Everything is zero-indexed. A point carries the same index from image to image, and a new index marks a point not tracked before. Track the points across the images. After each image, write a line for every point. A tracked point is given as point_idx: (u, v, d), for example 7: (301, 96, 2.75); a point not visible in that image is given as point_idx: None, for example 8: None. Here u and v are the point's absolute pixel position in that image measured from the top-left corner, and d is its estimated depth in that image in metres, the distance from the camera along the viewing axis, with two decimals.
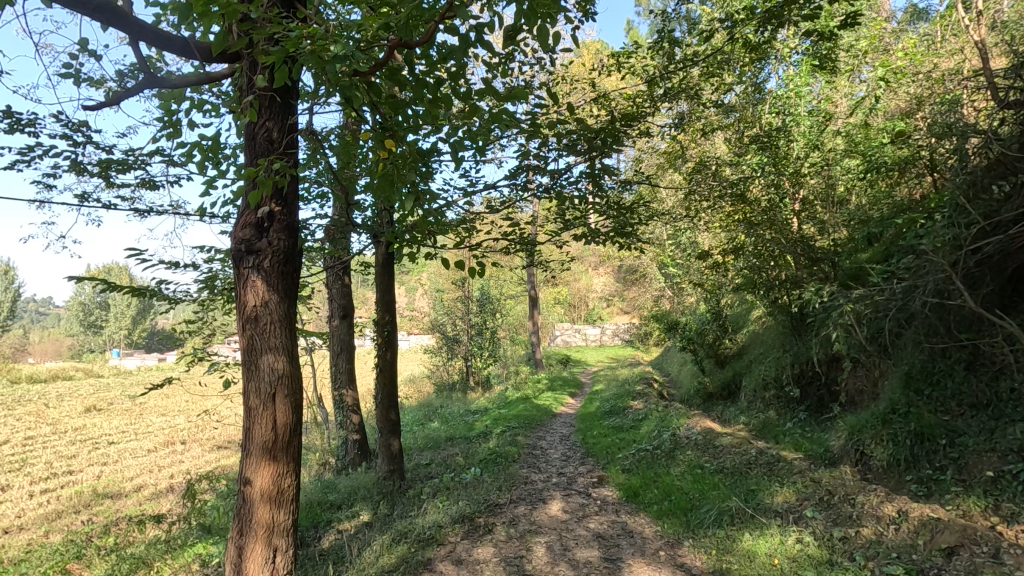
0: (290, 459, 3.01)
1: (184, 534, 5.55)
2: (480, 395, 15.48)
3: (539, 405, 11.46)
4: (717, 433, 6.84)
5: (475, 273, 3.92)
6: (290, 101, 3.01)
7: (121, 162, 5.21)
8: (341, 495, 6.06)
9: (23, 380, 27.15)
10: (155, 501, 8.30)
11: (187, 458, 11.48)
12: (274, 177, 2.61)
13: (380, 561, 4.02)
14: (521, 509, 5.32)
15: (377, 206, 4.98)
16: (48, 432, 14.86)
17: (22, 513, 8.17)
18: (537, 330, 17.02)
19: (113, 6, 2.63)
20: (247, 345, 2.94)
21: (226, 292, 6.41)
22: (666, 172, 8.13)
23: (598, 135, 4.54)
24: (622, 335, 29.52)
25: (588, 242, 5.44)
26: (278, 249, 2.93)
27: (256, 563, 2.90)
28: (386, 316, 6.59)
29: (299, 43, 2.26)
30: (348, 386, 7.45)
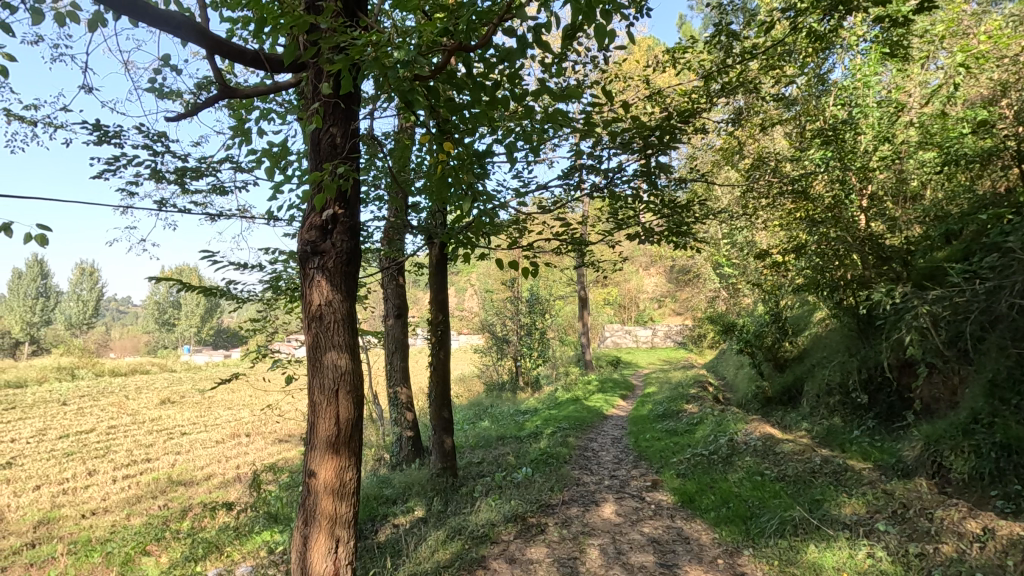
0: (351, 453, 3.11)
1: (251, 521, 5.85)
2: (529, 395, 15.50)
3: (589, 407, 11.36)
4: (779, 439, 6.57)
5: (528, 273, 3.94)
6: (352, 107, 3.11)
7: (195, 169, 5.57)
8: (396, 490, 6.21)
9: (107, 373, 29.38)
10: (224, 489, 8.79)
11: (252, 450, 12.07)
12: (339, 181, 2.69)
13: (435, 556, 4.08)
14: (573, 510, 5.30)
15: (432, 207, 5.07)
16: (128, 422, 16.01)
17: (107, 496, 8.83)
18: (587, 332, 16.88)
19: (193, 22, 2.83)
20: (312, 343, 3.07)
21: (289, 292, 6.72)
22: (722, 169, 7.89)
23: (654, 132, 4.46)
24: (675, 337, 28.86)
25: (642, 243, 5.33)
26: (341, 250, 3.04)
27: (320, 553, 3.02)
28: (439, 315, 6.70)
29: (363, 50, 2.33)
30: (402, 384, 7.62)
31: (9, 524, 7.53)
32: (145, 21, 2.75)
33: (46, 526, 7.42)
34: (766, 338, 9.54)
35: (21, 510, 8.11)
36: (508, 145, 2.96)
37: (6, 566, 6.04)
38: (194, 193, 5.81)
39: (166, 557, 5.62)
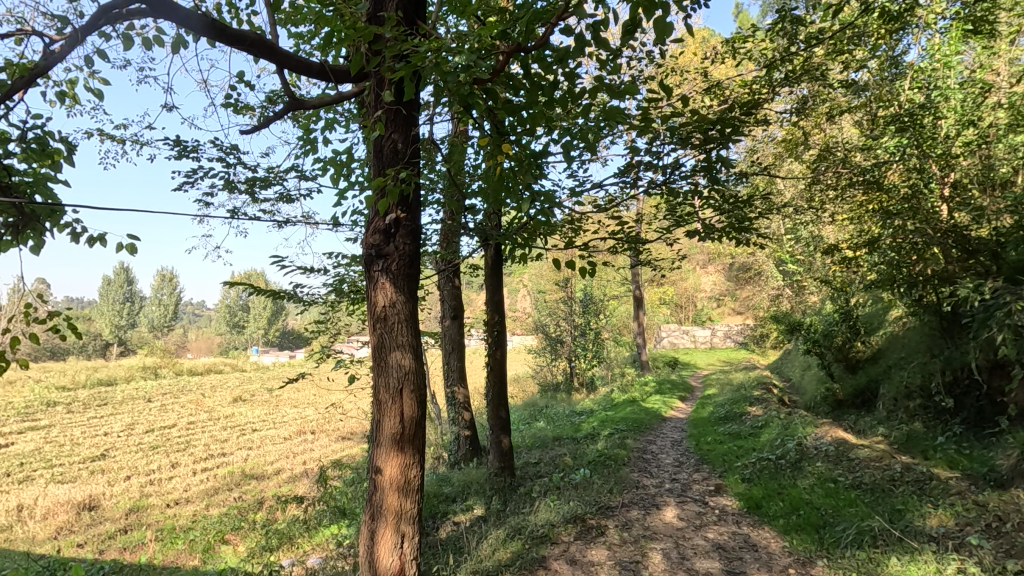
0: (415, 451, 3.19)
1: (320, 515, 6.09)
2: (584, 396, 15.34)
3: (647, 408, 11.14)
4: (853, 444, 6.22)
5: (585, 272, 3.92)
6: (413, 113, 3.20)
7: (263, 179, 5.89)
8: (456, 488, 6.29)
9: (185, 373, 31.49)
10: (293, 483, 9.21)
11: (317, 446, 12.60)
12: (401, 185, 2.76)
13: (496, 555, 4.10)
14: (634, 513, 5.22)
15: (487, 209, 5.12)
16: (205, 418, 17.05)
17: (189, 487, 9.45)
18: (643, 332, 16.53)
19: (265, 40, 2.99)
20: (377, 343, 3.17)
21: (351, 294, 6.98)
22: (784, 162, 7.56)
23: (715, 125, 4.31)
24: (735, 337, 27.83)
25: (703, 240, 5.12)
26: (404, 253, 3.12)
27: (387, 547, 3.11)
28: (495, 315, 6.76)
29: (425, 57, 2.39)
30: (459, 384, 7.72)
31: (105, 510, 8.19)
32: (222, 41, 2.94)
33: (136, 514, 8.02)
34: (836, 338, 9.04)
35: (114, 498, 8.80)
36: (564, 145, 2.94)
37: (103, 548, 6.57)
38: (263, 202, 6.14)
39: (242, 546, 5.94)
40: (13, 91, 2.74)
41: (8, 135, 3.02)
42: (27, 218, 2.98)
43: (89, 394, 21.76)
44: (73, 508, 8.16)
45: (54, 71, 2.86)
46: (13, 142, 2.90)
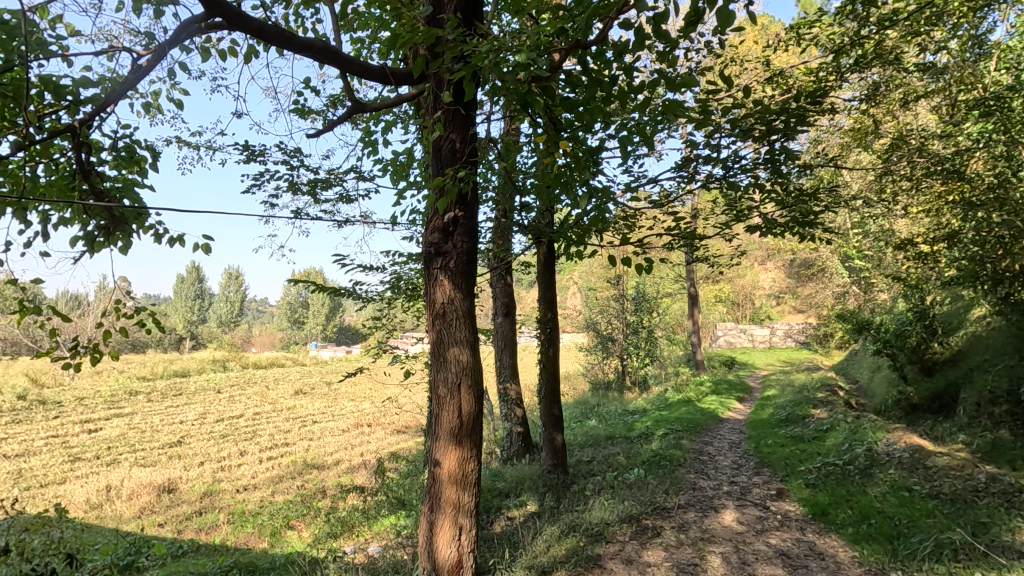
0: (473, 445, 3.24)
1: (378, 505, 6.29)
2: (637, 396, 15.09)
3: (702, 409, 10.85)
4: (930, 451, 5.84)
5: (642, 269, 3.86)
6: (472, 113, 3.26)
7: (324, 180, 6.14)
8: (509, 484, 6.34)
9: (250, 366, 33.21)
10: (351, 474, 9.54)
11: (373, 439, 13.00)
12: (459, 184, 2.81)
13: (551, 551, 4.07)
14: (691, 515, 5.11)
15: (540, 206, 5.12)
16: (269, 409, 17.93)
17: (256, 474, 9.97)
18: (698, 331, 16.07)
19: (331, 47, 3.11)
20: (436, 338, 3.26)
21: (407, 291, 7.17)
22: (852, 152, 7.16)
23: (778, 115, 4.12)
24: (796, 337, 26.60)
25: (764, 236, 4.89)
26: (462, 250, 3.19)
27: (445, 538, 3.18)
28: (548, 312, 6.76)
29: (484, 56, 2.42)
30: (512, 380, 7.78)
31: (182, 493, 8.77)
32: (291, 50, 3.08)
33: (209, 498, 8.54)
34: (909, 338, 8.52)
35: (190, 482, 9.41)
36: (622, 140, 2.91)
37: (182, 528, 7.03)
38: (325, 202, 6.40)
39: (307, 532, 6.22)
40: (106, 103, 2.98)
41: (101, 144, 3.28)
42: (116, 220, 3.23)
43: (167, 385, 23.35)
44: (155, 489, 8.78)
45: (141, 84, 3.09)
46: (106, 150, 3.15)
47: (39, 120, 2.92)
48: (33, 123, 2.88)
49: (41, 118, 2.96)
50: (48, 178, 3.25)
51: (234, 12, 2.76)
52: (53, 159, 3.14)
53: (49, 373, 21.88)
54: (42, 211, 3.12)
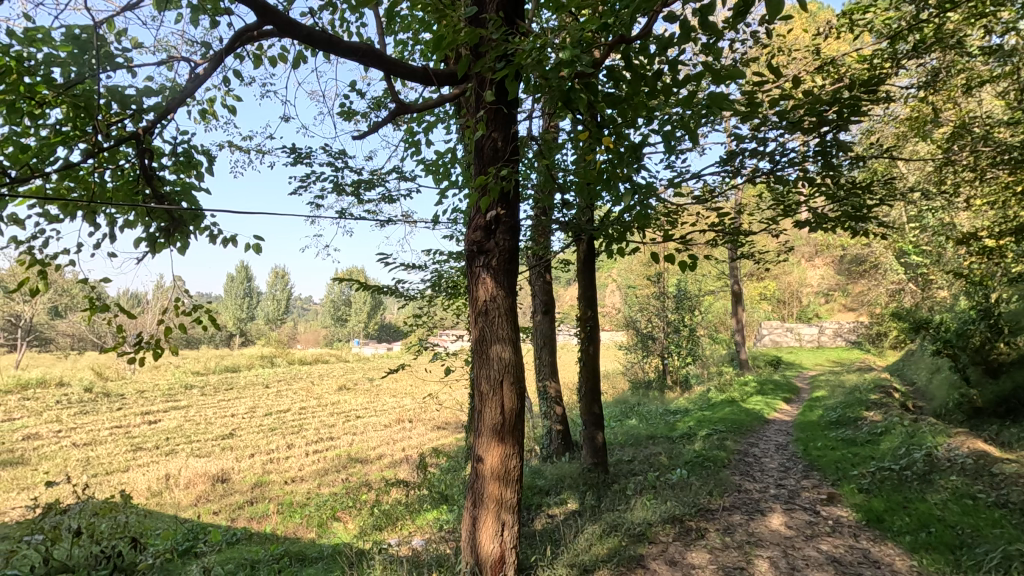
0: (515, 442, 3.26)
1: (420, 499, 6.40)
2: (678, 395, 14.82)
3: (747, 410, 10.56)
4: (997, 458, 5.52)
5: (686, 266, 3.79)
6: (513, 111, 3.28)
7: (367, 181, 6.28)
8: (549, 481, 6.34)
9: (296, 362, 34.31)
10: (394, 468, 9.74)
11: (415, 434, 13.23)
12: (502, 182, 2.84)
13: (593, 549, 4.04)
14: (737, 518, 4.99)
15: (580, 203, 5.08)
16: (315, 404, 18.49)
17: (303, 467, 10.30)
18: (742, 329, 15.64)
19: (376, 50, 3.18)
20: (478, 336, 3.30)
21: (447, 289, 7.27)
22: (909, 141, 6.82)
23: (830, 106, 3.95)
24: (846, 336, 25.54)
25: (813, 231, 4.71)
26: (504, 249, 3.22)
27: (488, 534, 3.21)
28: (588, 310, 6.72)
29: (527, 54, 2.43)
30: (551, 378, 7.76)
31: (234, 483, 9.15)
32: (337, 54, 3.17)
33: (260, 488, 8.88)
34: (972, 338, 8.05)
35: (242, 473, 9.81)
36: (666, 135, 2.85)
37: (235, 516, 7.33)
38: (368, 202, 6.55)
39: (352, 524, 6.38)
40: (167, 111, 3.16)
41: (162, 150, 3.46)
42: (175, 222, 3.41)
43: (219, 379, 24.41)
44: (209, 479, 9.19)
45: (198, 92, 3.25)
46: (166, 155, 3.33)
47: (108, 128, 3.12)
48: (102, 131, 3.07)
49: (109, 126, 3.15)
50: (114, 183, 3.45)
51: (284, 19, 2.86)
52: (119, 165, 3.34)
53: (113, 367, 23.21)
54: (109, 214, 3.32)
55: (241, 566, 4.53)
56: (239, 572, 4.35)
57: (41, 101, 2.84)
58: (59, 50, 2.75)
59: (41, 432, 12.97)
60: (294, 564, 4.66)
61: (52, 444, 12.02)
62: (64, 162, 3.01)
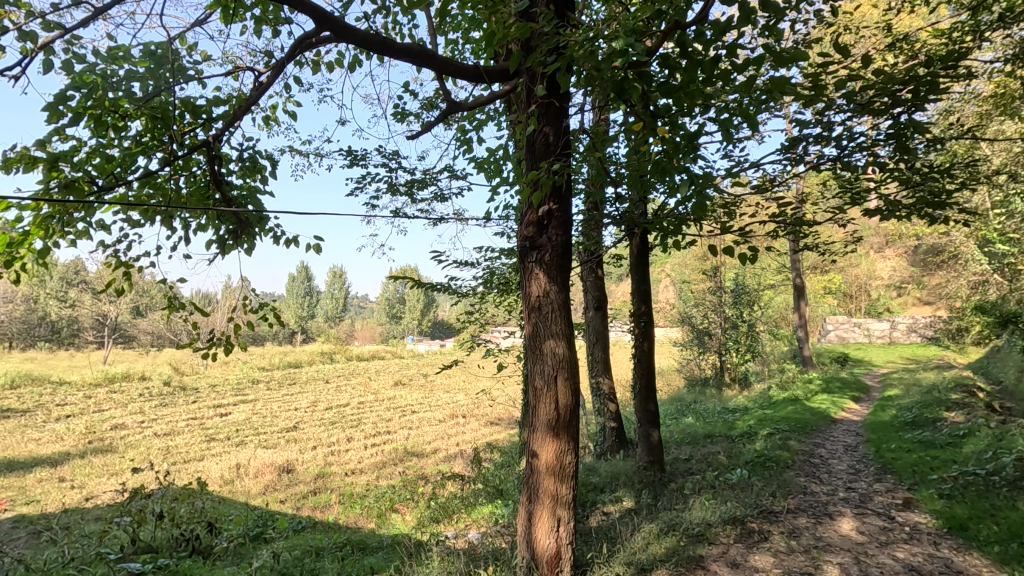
0: (570, 438, 3.25)
1: (475, 493, 6.48)
2: (737, 393, 14.31)
3: (812, 409, 10.08)
4: None
5: (747, 259, 3.63)
6: (565, 104, 3.26)
7: (420, 180, 6.42)
8: (604, 479, 6.27)
9: (354, 358, 35.52)
10: (448, 462, 9.91)
11: (468, 430, 13.40)
12: (553, 177, 2.83)
13: (650, 548, 3.97)
14: (803, 521, 4.78)
15: (632, 195, 4.99)
16: (372, 399, 19.07)
17: (362, 459, 10.65)
18: (805, 325, 14.90)
19: (429, 51, 3.22)
20: (532, 331, 3.30)
21: (499, 286, 7.32)
22: (995, 120, 6.29)
23: (905, 85, 3.67)
24: (921, 331, 23.90)
25: (885, 221, 4.41)
26: (556, 244, 3.21)
27: (544, 529, 3.21)
28: (643, 306, 6.60)
29: (579, 46, 2.40)
30: (604, 375, 7.67)
31: (298, 474, 9.56)
32: (392, 56, 3.24)
33: (322, 479, 9.25)
34: None
35: (306, 464, 10.24)
36: (726, 122, 2.74)
37: (300, 505, 7.68)
38: (421, 201, 6.68)
39: (409, 516, 6.55)
40: (234, 120, 3.33)
41: (230, 156, 3.66)
42: (243, 225, 3.59)
43: (284, 375, 25.60)
44: (275, 469, 9.64)
45: (262, 100, 3.41)
46: (234, 161, 3.53)
47: (181, 138, 3.32)
48: (177, 140, 3.27)
49: (182, 135, 3.35)
50: (188, 189, 3.67)
51: (340, 26, 2.96)
52: (192, 172, 3.56)
53: (189, 363, 24.78)
54: (183, 218, 3.53)
55: (307, 553, 4.72)
56: (305, 558, 4.53)
57: (123, 114, 3.05)
58: (138, 65, 2.95)
59: (126, 422, 14.01)
60: (355, 552, 4.83)
61: (137, 433, 12.97)
62: (143, 170, 3.23)
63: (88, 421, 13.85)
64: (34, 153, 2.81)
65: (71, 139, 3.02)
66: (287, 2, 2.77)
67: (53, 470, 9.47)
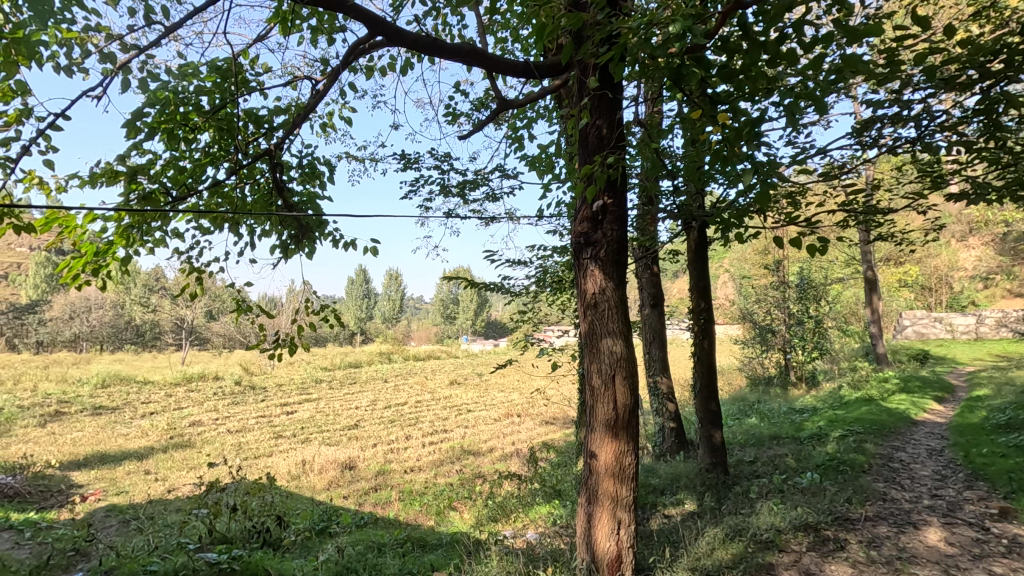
0: (630, 438, 3.16)
1: (532, 493, 6.45)
2: (804, 393, 13.62)
3: (889, 409, 9.44)
4: None
5: (818, 251, 3.41)
6: (618, 96, 3.19)
7: (472, 181, 6.48)
8: (664, 481, 6.11)
9: (411, 357, 36.38)
10: (505, 461, 9.95)
11: (524, 429, 13.40)
12: (607, 171, 2.76)
13: (716, 554, 3.80)
14: (884, 529, 4.47)
15: (689, 186, 4.79)
16: (429, 398, 19.44)
17: (420, 457, 10.84)
18: (879, 320, 13.99)
19: (480, 50, 3.21)
20: (588, 329, 3.24)
21: (553, 284, 7.26)
22: None
23: (995, 55, 3.34)
24: (1012, 326, 21.93)
25: (970, 205, 4.03)
26: (612, 239, 3.15)
27: (604, 531, 3.14)
28: (702, 302, 6.36)
29: (634, 32, 2.32)
30: (662, 374, 7.46)
31: (360, 471, 9.85)
32: (443, 57, 3.25)
33: (383, 476, 9.49)
34: None
35: (367, 461, 10.55)
36: (793, 105, 2.57)
37: (362, 501, 7.90)
38: (473, 201, 6.73)
39: (468, 514, 6.61)
40: (293, 128, 3.45)
41: (290, 163, 3.80)
42: (303, 230, 3.70)
43: (345, 374, 26.54)
44: (339, 466, 9.98)
45: (319, 107, 3.52)
46: (294, 169, 3.68)
47: (245, 147, 3.47)
48: (241, 150, 3.42)
49: (247, 145, 3.49)
50: (253, 197, 3.83)
51: (391, 29, 3.00)
52: (256, 180, 3.71)
53: (258, 364, 26.09)
54: (249, 225, 3.69)
55: (370, 548, 4.83)
56: (367, 553, 4.64)
57: (192, 127, 3.22)
58: (205, 80, 3.11)
59: (203, 420, 14.87)
60: (416, 549, 4.91)
61: (212, 430, 13.76)
62: (212, 180, 3.40)
63: (169, 418, 14.82)
64: (115, 168, 3.01)
65: (148, 153, 3.22)
66: (341, 10, 2.83)
67: (140, 463, 10.20)
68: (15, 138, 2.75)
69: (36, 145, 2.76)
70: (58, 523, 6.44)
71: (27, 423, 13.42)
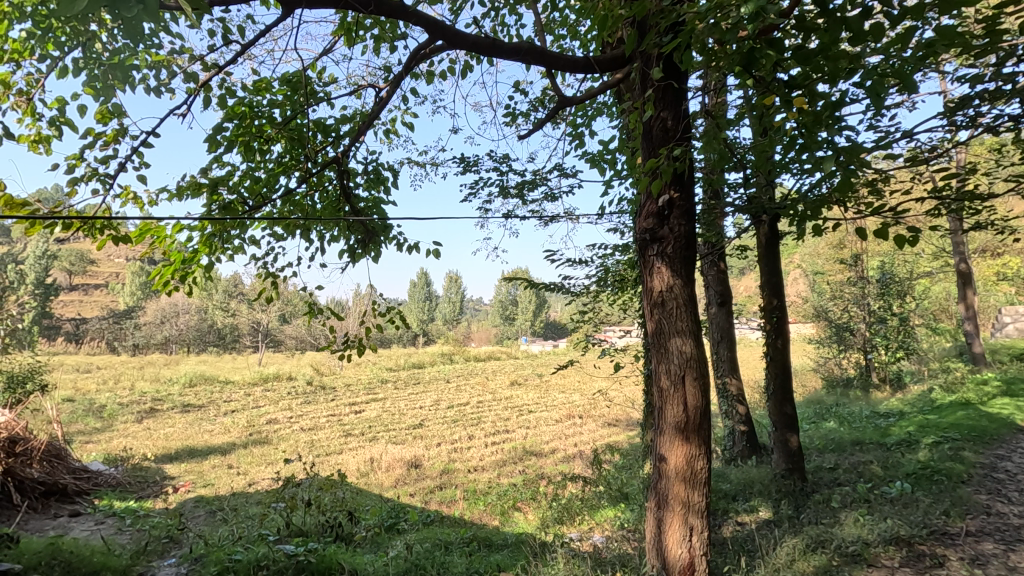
0: (702, 441, 3.03)
1: (597, 495, 6.34)
2: (889, 396, 12.65)
3: (990, 415, 8.60)
4: None
5: (909, 241, 3.12)
6: (684, 86, 3.09)
7: (530, 181, 6.47)
8: (736, 486, 5.83)
9: (471, 358, 36.85)
10: (568, 463, 9.86)
11: (586, 430, 13.23)
12: (674, 163, 2.67)
13: (796, 566, 3.58)
14: (989, 546, 4.07)
15: (759, 177, 4.54)
16: (491, 398, 19.60)
17: (482, 457, 10.93)
18: (975, 317, 12.81)
19: (539, 47, 3.17)
20: (655, 329, 3.14)
21: (615, 283, 7.14)
22: None
23: None
24: None
25: None
26: (679, 235, 3.05)
27: (675, 537, 3.02)
28: (774, 299, 6.04)
29: (701, 17, 2.21)
30: (731, 375, 7.16)
31: (425, 469, 10.06)
32: (500, 58, 3.26)
33: (446, 475, 9.64)
34: None
35: (431, 460, 10.75)
36: (877, 86, 2.35)
37: (427, 499, 8.06)
38: (532, 201, 6.72)
39: (532, 516, 6.61)
40: (357, 135, 3.57)
41: (356, 170, 3.93)
42: (370, 234, 3.83)
43: (408, 375, 27.23)
44: (404, 464, 10.23)
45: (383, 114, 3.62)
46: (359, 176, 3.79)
47: (314, 156, 3.61)
48: (311, 159, 3.57)
49: (315, 154, 3.64)
50: (322, 205, 3.98)
51: (451, 31, 3.03)
52: (324, 188, 3.87)
53: (327, 365, 27.25)
54: (319, 230, 3.84)
55: (437, 546, 4.89)
56: (435, 551, 4.68)
57: (267, 139, 3.37)
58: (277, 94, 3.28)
59: (278, 418, 15.69)
60: (482, 549, 4.94)
61: (287, 427, 14.48)
62: (285, 189, 3.57)
63: (249, 416, 15.76)
64: (199, 180, 3.23)
65: (227, 164, 3.42)
66: (403, 19, 2.88)
67: (223, 458, 10.88)
68: (113, 156, 3.00)
69: (131, 161, 3.00)
70: (154, 512, 6.98)
71: (127, 420, 14.64)
